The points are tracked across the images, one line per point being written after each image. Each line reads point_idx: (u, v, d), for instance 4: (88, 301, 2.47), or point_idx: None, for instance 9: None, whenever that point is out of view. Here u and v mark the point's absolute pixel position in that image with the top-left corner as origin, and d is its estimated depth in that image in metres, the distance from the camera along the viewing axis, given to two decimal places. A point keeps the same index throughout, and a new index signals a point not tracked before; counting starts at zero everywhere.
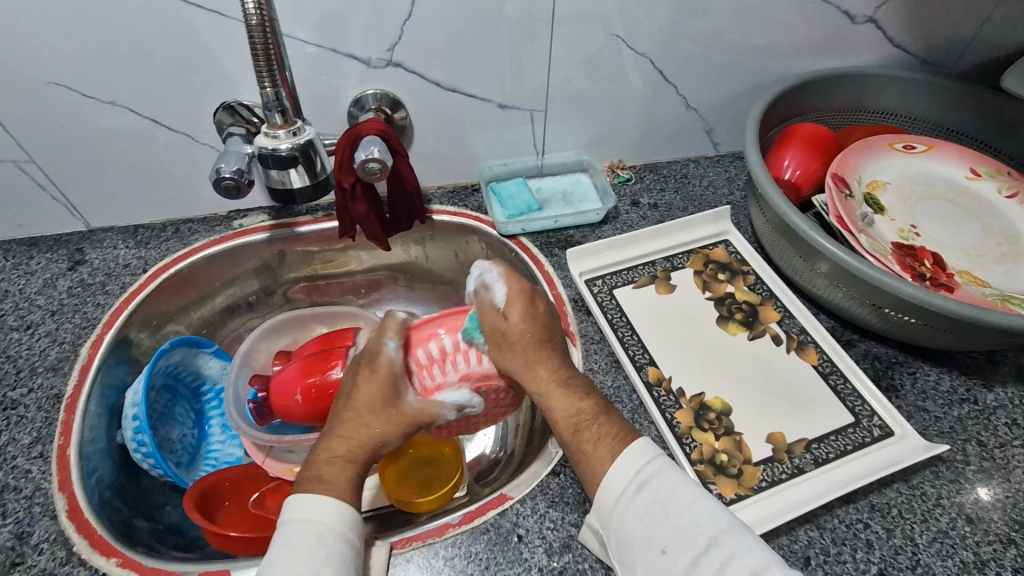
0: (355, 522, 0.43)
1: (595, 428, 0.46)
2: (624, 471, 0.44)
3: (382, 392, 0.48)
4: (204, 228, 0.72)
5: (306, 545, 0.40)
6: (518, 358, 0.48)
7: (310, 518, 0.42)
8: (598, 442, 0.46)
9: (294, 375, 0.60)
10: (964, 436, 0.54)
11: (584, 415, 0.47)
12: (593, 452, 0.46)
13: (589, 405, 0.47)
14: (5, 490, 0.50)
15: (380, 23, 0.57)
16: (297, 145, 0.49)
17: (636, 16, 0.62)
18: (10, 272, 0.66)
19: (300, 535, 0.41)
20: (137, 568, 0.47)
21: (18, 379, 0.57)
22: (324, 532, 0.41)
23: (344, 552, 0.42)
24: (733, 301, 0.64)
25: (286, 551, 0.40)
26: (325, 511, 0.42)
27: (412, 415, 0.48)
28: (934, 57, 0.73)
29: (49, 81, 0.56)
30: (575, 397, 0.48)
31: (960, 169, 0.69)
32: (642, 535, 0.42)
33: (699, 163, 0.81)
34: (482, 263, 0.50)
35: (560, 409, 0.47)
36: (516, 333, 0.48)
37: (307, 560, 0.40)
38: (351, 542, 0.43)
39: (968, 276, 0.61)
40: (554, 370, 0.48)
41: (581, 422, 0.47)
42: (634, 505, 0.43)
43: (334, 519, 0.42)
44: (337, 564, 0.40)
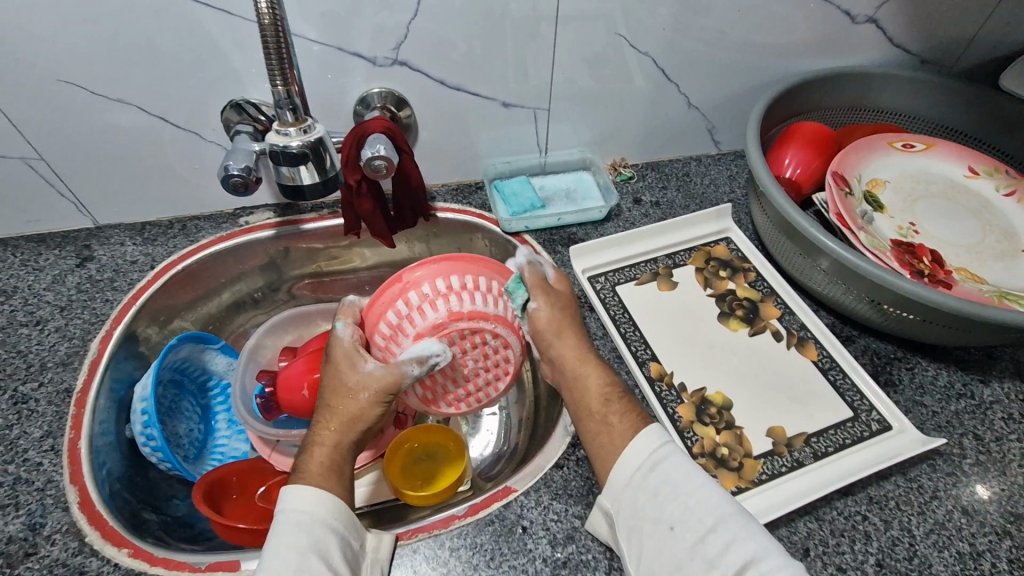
0: (337, 507, 0.44)
1: (622, 402, 0.49)
2: (640, 450, 0.45)
3: (340, 372, 0.49)
4: (210, 225, 0.72)
5: (294, 534, 0.41)
6: (558, 326, 0.53)
7: (293, 508, 0.42)
8: (621, 417, 0.48)
9: (300, 370, 0.60)
10: (961, 430, 0.55)
11: (609, 390, 0.50)
12: (616, 425, 0.48)
13: (616, 381, 0.51)
14: (17, 483, 0.51)
15: (386, 22, 0.58)
16: (308, 142, 0.50)
17: (639, 15, 0.63)
18: (19, 268, 0.67)
19: (284, 525, 0.42)
20: (147, 559, 0.47)
21: (29, 373, 0.58)
22: (304, 520, 0.42)
23: (332, 541, 0.42)
24: (734, 298, 0.65)
25: (272, 541, 0.41)
26: (304, 500, 0.43)
27: (373, 383, 0.49)
28: (933, 57, 0.74)
29: (59, 79, 0.57)
30: (608, 369, 0.52)
31: (958, 167, 0.70)
32: (654, 517, 0.43)
33: (701, 161, 0.81)
34: (529, 247, 0.58)
35: (592, 378, 0.51)
36: (564, 308, 0.55)
37: (289, 549, 0.40)
38: (339, 531, 0.43)
39: (966, 273, 0.62)
40: (589, 345, 0.54)
41: (604, 399, 0.50)
42: (647, 485, 0.44)
43: (314, 507, 0.43)
44: (321, 550, 0.41)
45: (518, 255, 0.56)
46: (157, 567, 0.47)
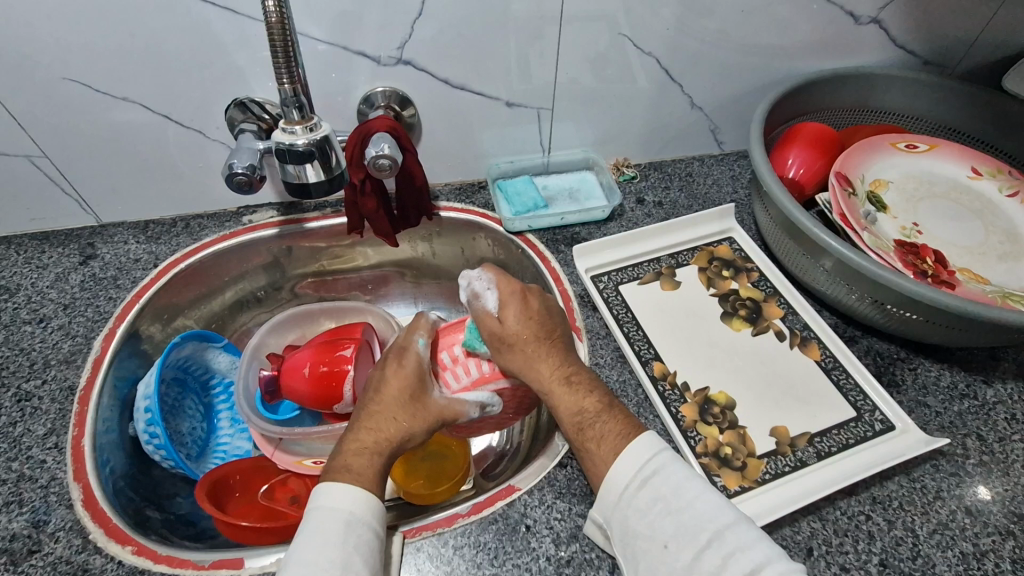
0: (380, 512, 0.44)
1: (598, 428, 0.47)
2: (630, 463, 0.44)
3: (409, 387, 0.48)
4: (214, 223, 0.72)
5: (339, 531, 0.41)
6: (519, 358, 0.49)
7: (339, 506, 0.42)
8: (601, 441, 0.47)
9: (306, 360, 0.61)
10: (964, 431, 0.55)
11: (587, 413, 0.48)
12: (597, 451, 0.46)
13: (592, 403, 0.48)
14: (21, 480, 0.51)
15: (390, 21, 0.58)
16: (313, 141, 0.50)
17: (643, 15, 0.63)
18: (22, 266, 0.67)
19: (329, 521, 0.41)
20: (152, 556, 0.47)
21: (32, 371, 0.58)
22: (353, 520, 0.42)
23: (373, 542, 0.42)
24: (737, 298, 0.65)
25: (315, 536, 0.40)
26: (353, 500, 0.43)
27: (435, 411, 0.48)
28: (936, 58, 0.74)
29: (64, 77, 0.57)
30: (578, 396, 0.48)
31: (961, 168, 0.70)
32: (646, 532, 0.43)
33: (704, 162, 0.81)
34: (470, 271, 0.52)
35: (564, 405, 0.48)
36: (515, 335, 0.49)
37: (337, 546, 0.40)
38: (378, 532, 0.43)
39: (969, 273, 0.62)
40: (556, 366, 0.49)
41: (584, 420, 0.48)
42: (638, 500, 0.43)
43: (362, 508, 0.43)
44: (363, 552, 0.41)
45: (462, 288, 0.51)
46: (162, 565, 0.47)
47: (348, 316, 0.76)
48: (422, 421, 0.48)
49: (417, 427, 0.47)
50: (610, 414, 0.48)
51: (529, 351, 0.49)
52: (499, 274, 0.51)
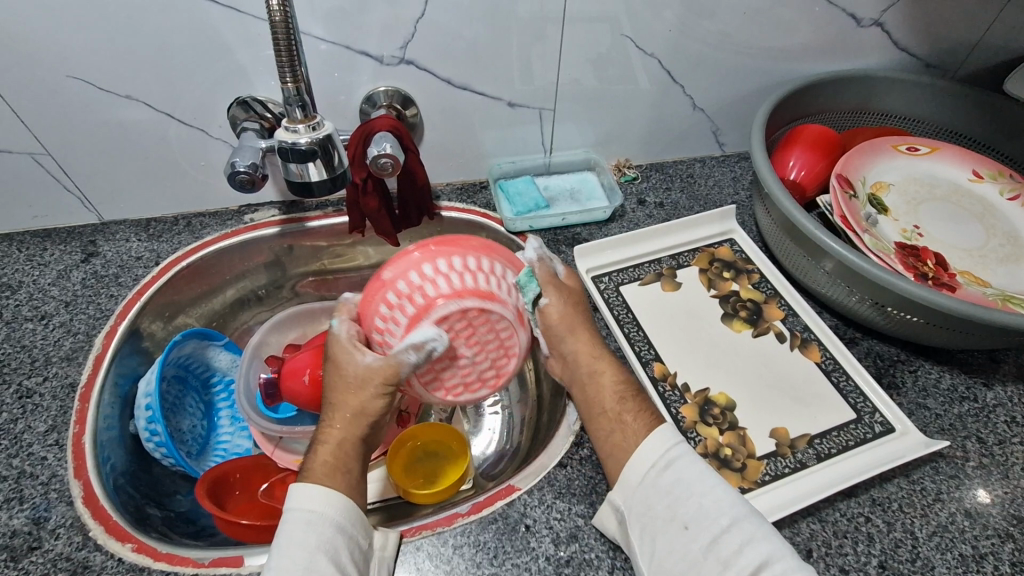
0: (349, 507, 0.43)
1: (635, 401, 0.50)
2: (653, 448, 0.46)
3: (341, 368, 0.49)
4: (216, 222, 0.73)
5: (303, 533, 0.41)
6: (570, 320, 0.54)
7: (302, 506, 0.42)
8: (635, 415, 0.49)
9: (306, 362, 0.61)
10: (964, 433, 0.55)
11: (623, 390, 0.50)
12: (630, 424, 0.48)
13: (626, 381, 0.51)
14: (22, 477, 0.51)
15: (394, 21, 0.58)
16: (316, 140, 0.50)
17: (645, 17, 0.63)
18: (24, 263, 0.67)
19: (293, 523, 0.42)
20: (152, 553, 0.47)
21: (33, 368, 0.58)
22: (314, 519, 0.42)
23: (341, 541, 0.42)
24: (738, 299, 0.65)
25: (280, 539, 0.41)
26: (313, 499, 0.42)
27: (371, 378, 0.48)
28: (937, 61, 0.74)
29: (67, 74, 0.57)
30: (613, 371, 0.52)
31: (962, 171, 0.70)
32: (666, 513, 0.43)
33: (705, 163, 0.81)
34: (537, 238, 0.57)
35: (602, 382, 0.51)
36: (575, 304, 0.55)
37: (300, 547, 0.40)
38: (346, 530, 0.43)
39: (969, 276, 0.62)
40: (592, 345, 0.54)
41: (618, 401, 0.50)
42: (660, 481, 0.44)
43: (323, 506, 0.42)
44: (331, 549, 0.41)
45: (530, 248, 0.56)
46: (161, 562, 0.47)
47: None
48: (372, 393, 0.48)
49: (370, 397, 0.48)
50: (639, 397, 0.50)
51: (579, 326, 0.54)
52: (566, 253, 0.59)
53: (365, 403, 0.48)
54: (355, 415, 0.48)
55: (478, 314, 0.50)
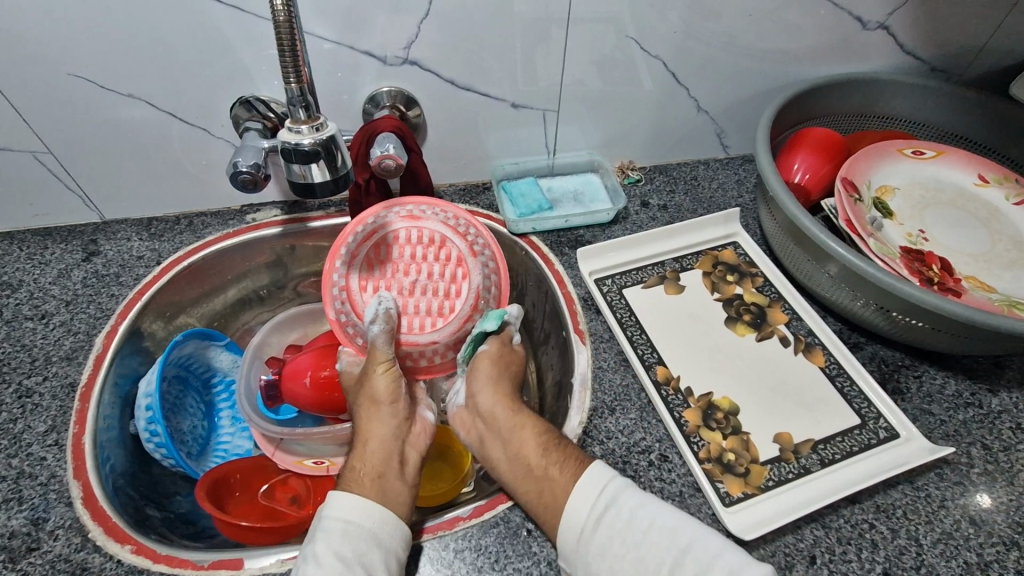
0: (387, 518, 0.44)
1: (561, 452, 0.49)
2: (582, 504, 0.45)
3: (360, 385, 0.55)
4: (217, 221, 0.72)
5: (337, 542, 0.42)
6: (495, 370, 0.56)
7: (340, 514, 0.44)
8: (563, 466, 0.48)
9: (307, 364, 0.61)
10: (969, 439, 0.54)
11: (549, 443, 0.50)
12: (559, 477, 0.47)
13: (551, 435, 0.51)
14: (21, 477, 0.50)
15: (397, 21, 0.58)
16: (320, 140, 0.49)
17: (650, 18, 0.63)
18: (25, 261, 0.67)
19: (330, 528, 0.43)
20: (151, 555, 0.47)
21: (34, 367, 0.58)
22: (351, 526, 0.43)
23: (375, 551, 0.43)
24: (741, 303, 0.65)
25: (317, 543, 0.43)
26: (351, 506, 0.45)
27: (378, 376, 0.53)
28: (943, 64, 0.74)
29: (69, 73, 0.56)
30: (536, 426, 0.52)
31: (968, 175, 0.70)
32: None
33: (708, 165, 0.81)
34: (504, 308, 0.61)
35: (524, 438, 0.51)
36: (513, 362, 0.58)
37: (333, 552, 0.42)
38: (381, 541, 0.43)
39: (975, 281, 0.61)
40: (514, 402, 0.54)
41: (542, 453, 0.49)
42: (598, 539, 0.43)
43: (359, 515, 0.44)
44: (365, 559, 0.42)
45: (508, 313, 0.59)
46: (162, 564, 0.46)
47: None
48: (380, 385, 0.53)
49: (375, 383, 0.53)
50: (561, 446, 0.50)
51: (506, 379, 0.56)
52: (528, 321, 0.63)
53: (375, 395, 0.53)
54: (372, 410, 0.52)
55: (380, 248, 0.61)
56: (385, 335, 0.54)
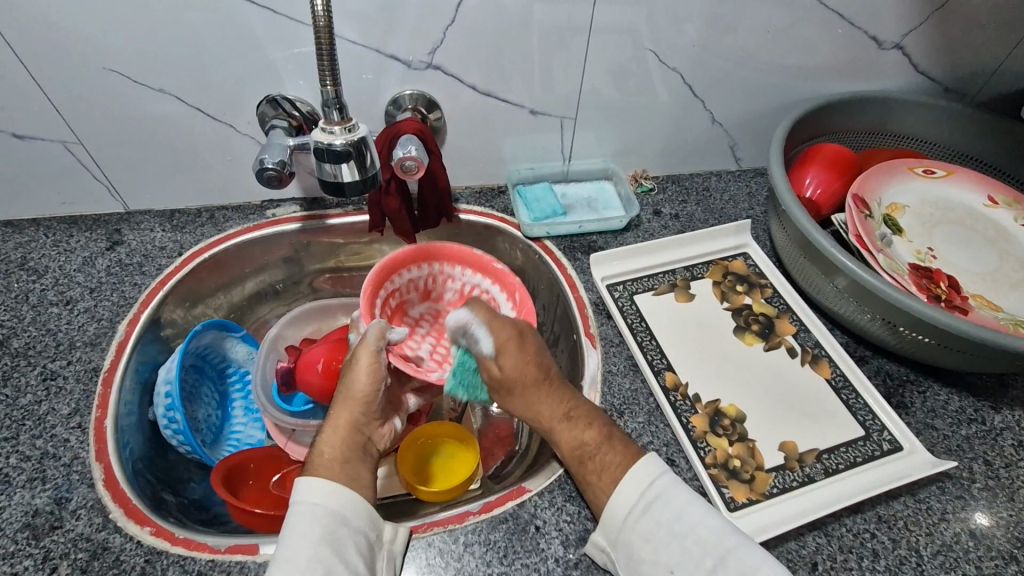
0: (353, 500, 0.45)
1: (599, 459, 0.48)
2: (631, 491, 0.45)
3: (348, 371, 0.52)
4: (238, 215, 0.74)
5: (307, 527, 0.42)
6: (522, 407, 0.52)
7: (308, 500, 0.44)
8: (602, 473, 0.48)
9: (320, 352, 0.63)
10: (971, 455, 0.55)
11: (588, 446, 0.49)
12: (598, 482, 0.48)
13: (594, 434, 0.50)
14: (45, 457, 0.52)
15: (424, 26, 0.59)
16: (352, 141, 0.51)
17: (669, 31, 0.64)
18: (51, 248, 0.69)
19: (299, 516, 0.43)
20: (169, 537, 0.48)
21: (58, 351, 0.60)
22: (319, 511, 0.43)
23: (345, 533, 0.43)
24: (750, 313, 0.66)
25: (286, 532, 0.43)
26: (317, 492, 0.44)
27: (365, 373, 0.51)
28: (956, 85, 0.75)
29: (104, 67, 0.58)
30: (580, 425, 0.50)
31: (978, 196, 0.71)
32: (652, 558, 0.43)
33: (721, 177, 0.82)
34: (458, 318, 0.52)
35: (563, 438, 0.50)
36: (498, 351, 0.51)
37: (305, 539, 0.42)
38: (351, 522, 0.44)
39: (982, 300, 0.62)
40: (554, 387, 0.51)
41: (588, 452, 0.49)
42: (643, 525, 0.44)
43: (329, 500, 0.44)
44: (336, 542, 0.42)
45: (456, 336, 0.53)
46: (179, 547, 0.48)
47: None
48: (361, 383, 0.51)
49: (356, 379, 0.51)
50: (609, 446, 0.49)
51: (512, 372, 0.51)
52: (488, 319, 0.52)
53: (352, 390, 0.51)
54: (346, 403, 0.51)
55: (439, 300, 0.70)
56: (377, 331, 0.53)
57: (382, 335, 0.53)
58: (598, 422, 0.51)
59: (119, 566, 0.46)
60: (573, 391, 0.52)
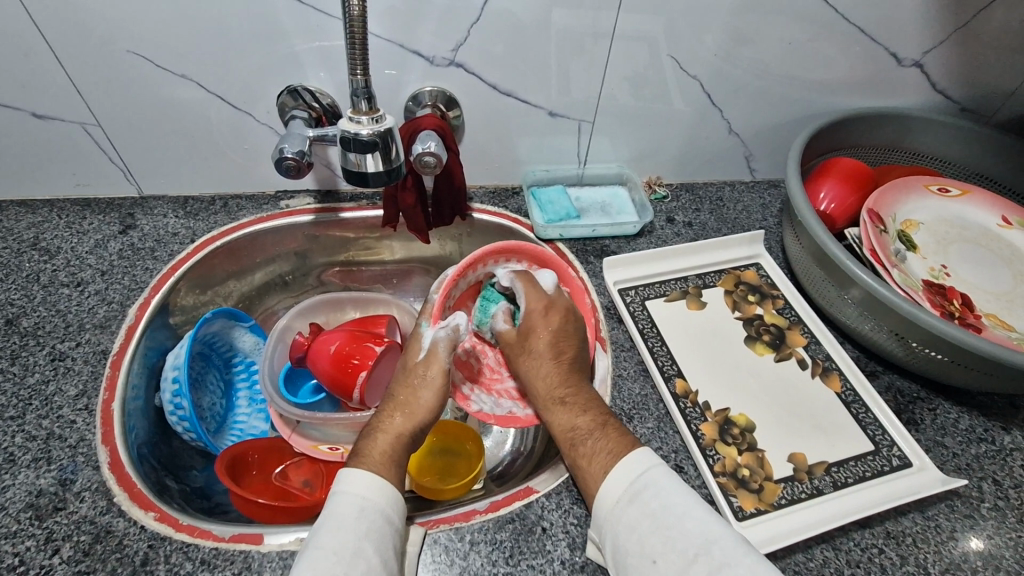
0: (395, 501, 0.46)
1: (590, 445, 0.49)
2: (620, 481, 0.45)
3: (410, 381, 0.54)
4: (252, 205, 0.74)
5: (351, 517, 0.43)
6: (529, 376, 0.56)
7: (356, 491, 0.45)
8: (592, 459, 0.48)
9: (320, 338, 0.66)
10: (981, 474, 0.55)
11: (579, 430, 0.50)
12: (591, 468, 0.48)
13: (585, 421, 0.51)
14: (51, 438, 0.51)
15: (449, 24, 0.59)
16: (378, 131, 0.51)
17: (692, 39, 0.64)
18: (63, 229, 0.68)
19: (346, 505, 0.44)
20: (173, 524, 0.48)
21: (67, 332, 0.59)
22: (366, 505, 0.44)
23: (386, 530, 0.44)
24: (762, 323, 0.66)
25: (331, 518, 0.43)
26: (367, 486, 0.45)
27: (435, 387, 0.54)
28: (973, 105, 0.75)
29: (128, 50, 0.58)
30: (574, 410, 0.51)
31: (992, 216, 0.71)
32: (637, 549, 0.43)
33: (735, 188, 0.83)
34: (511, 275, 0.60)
35: (557, 417, 0.52)
36: (536, 317, 0.57)
37: (349, 529, 0.42)
38: (391, 521, 0.45)
39: (995, 319, 0.62)
40: (564, 373, 0.54)
41: (577, 436, 0.50)
42: (629, 515, 0.44)
43: (376, 495, 0.45)
44: (377, 538, 0.43)
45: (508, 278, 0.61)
46: (183, 533, 0.47)
47: (374, 307, 0.77)
48: (429, 398, 0.53)
49: (420, 395, 0.53)
50: (603, 434, 0.49)
51: (543, 337, 0.56)
52: (531, 289, 0.58)
53: (420, 400, 0.53)
54: (409, 412, 0.52)
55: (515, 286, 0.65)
56: (448, 341, 0.55)
57: (452, 348, 0.55)
58: (595, 410, 0.51)
59: (122, 550, 0.46)
60: (581, 381, 0.54)
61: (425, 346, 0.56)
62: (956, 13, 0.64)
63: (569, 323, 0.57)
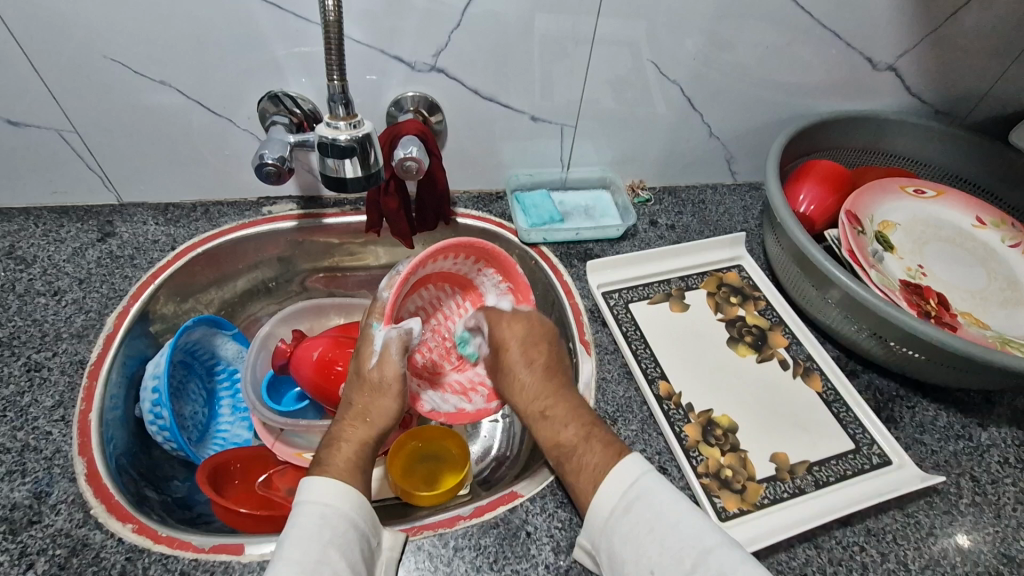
0: (360, 504, 0.46)
1: (577, 460, 0.49)
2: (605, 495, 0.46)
3: (370, 390, 0.53)
4: (234, 211, 0.73)
5: (313, 526, 0.43)
6: (528, 387, 0.55)
7: (317, 499, 0.44)
8: (581, 473, 0.49)
9: (310, 341, 0.65)
10: (958, 470, 0.56)
11: (565, 446, 0.51)
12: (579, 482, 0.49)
13: (573, 434, 0.51)
14: (26, 450, 0.51)
15: (429, 30, 0.59)
16: (355, 137, 0.52)
17: (671, 44, 0.65)
18: (40, 238, 0.67)
19: (307, 514, 0.44)
20: (152, 535, 0.47)
21: (43, 342, 0.58)
22: (327, 512, 0.44)
23: (351, 534, 0.44)
24: (744, 324, 0.67)
25: (294, 529, 0.43)
26: (328, 493, 0.45)
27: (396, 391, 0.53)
28: (947, 108, 0.76)
29: (105, 55, 0.58)
30: (557, 423, 0.52)
31: (966, 216, 0.72)
32: (633, 558, 0.43)
33: (717, 190, 0.83)
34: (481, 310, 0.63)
35: (543, 434, 0.52)
36: (500, 331, 0.59)
37: (311, 539, 0.42)
38: (358, 526, 0.45)
39: (971, 317, 0.63)
40: (543, 382, 0.55)
41: (565, 451, 0.50)
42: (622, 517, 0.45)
43: (340, 501, 0.45)
44: (341, 545, 0.43)
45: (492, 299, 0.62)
46: (162, 545, 0.47)
47: (358, 313, 0.77)
48: (388, 405, 0.53)
49: (378, 403, 0.53)
50: (586, 447, 0.50)
51: (513, 348, 0.58)
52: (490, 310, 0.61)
53: (379, 406, 0.52)
54: (368, 421, 0.52)
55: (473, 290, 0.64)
56: (398, 344, 0.54)
57: (404, 348, 0.54)
58: (578, 421, 0.52)
59: (100, 563, 0.45)
60: (561, 390, 0.55)
61: (375, 349, 0.54)
62: (926, 19, 0.66)
63: (533, 327, 0.58)
